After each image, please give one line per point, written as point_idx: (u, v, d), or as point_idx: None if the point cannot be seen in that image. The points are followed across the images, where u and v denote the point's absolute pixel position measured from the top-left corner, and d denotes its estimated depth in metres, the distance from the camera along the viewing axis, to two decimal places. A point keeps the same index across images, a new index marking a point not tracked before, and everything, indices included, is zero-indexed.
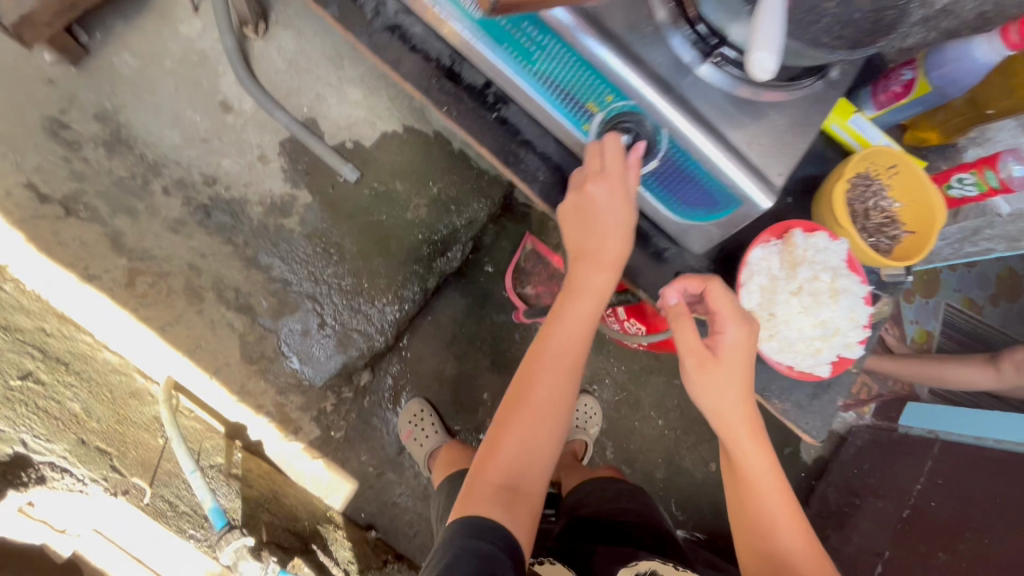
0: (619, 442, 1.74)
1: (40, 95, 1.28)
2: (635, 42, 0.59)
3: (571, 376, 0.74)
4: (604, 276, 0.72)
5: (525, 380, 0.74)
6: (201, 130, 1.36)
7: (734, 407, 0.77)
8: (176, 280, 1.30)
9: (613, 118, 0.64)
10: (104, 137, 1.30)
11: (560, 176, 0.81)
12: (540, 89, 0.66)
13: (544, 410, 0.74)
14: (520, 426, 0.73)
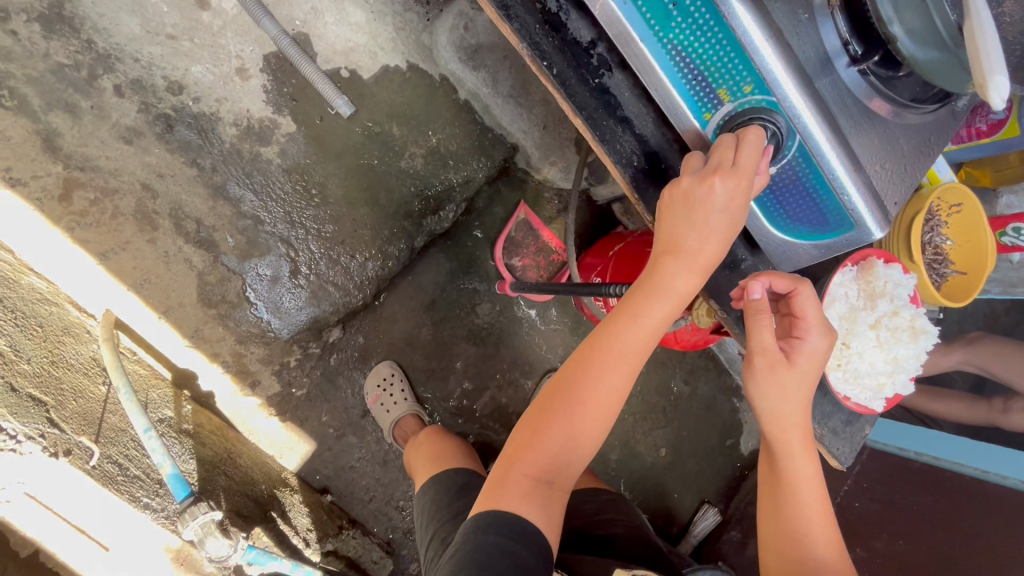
0: None
1: None
2: (790, 28, 0.59)
3: (631, 377, 0.70)
4: (691, 279, 0.66)
5: (578, 372, 0.69)
6: (168, 24, 1.14)
7: (793, 408, 0.73)
8: (124, 201, 1.12)
9: (744, 111, 0.63)
10: (41, 10, 1.05)
11: (654, 162, 0.75)
12: (670, 66, 0.63)
13: (597, 408, 0.69)
14: (566, 422, 0.69)
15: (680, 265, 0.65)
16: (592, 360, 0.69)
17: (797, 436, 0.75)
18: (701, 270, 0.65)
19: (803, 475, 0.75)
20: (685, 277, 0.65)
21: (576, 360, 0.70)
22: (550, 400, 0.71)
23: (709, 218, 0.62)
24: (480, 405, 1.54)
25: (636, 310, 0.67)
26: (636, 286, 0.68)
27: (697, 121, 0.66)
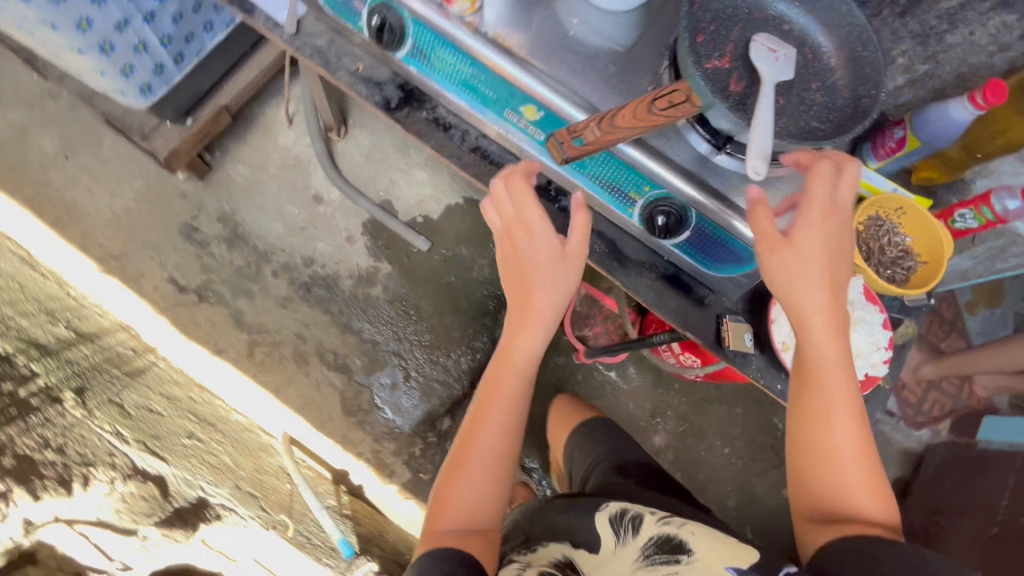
0: (686, 472, 1.77)
1: (176, 206, 1.59)
2: (661, 141, 0.70)
3: (519, 411, 0.83)
4: (534, 327, 0.78)
5: (483, 413, 0.82)
6: (300, 220, 1.64)
7: (809, 296, 0.67)
8: (286, 348, 1.55)
9: (652, 203, 0.71)
10: (226, 235, 1.60)
11: (616, 253, 0.79)
12: (592, 186, 0.75)
13: (484, 455, 0.81)
14: (468, 471, 0.81)
15: (519, 317, 0.77)
16: (492, 400, 0.82)
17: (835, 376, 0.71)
18: (534, 318, 0.77)
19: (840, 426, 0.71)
20: (523, 325, 0.79)
21: (481, 403, 0.84)
22: (456, 458, 0.83)
23: (541, 266, 0.74)
24: None
25: (496, 369, 0.82)
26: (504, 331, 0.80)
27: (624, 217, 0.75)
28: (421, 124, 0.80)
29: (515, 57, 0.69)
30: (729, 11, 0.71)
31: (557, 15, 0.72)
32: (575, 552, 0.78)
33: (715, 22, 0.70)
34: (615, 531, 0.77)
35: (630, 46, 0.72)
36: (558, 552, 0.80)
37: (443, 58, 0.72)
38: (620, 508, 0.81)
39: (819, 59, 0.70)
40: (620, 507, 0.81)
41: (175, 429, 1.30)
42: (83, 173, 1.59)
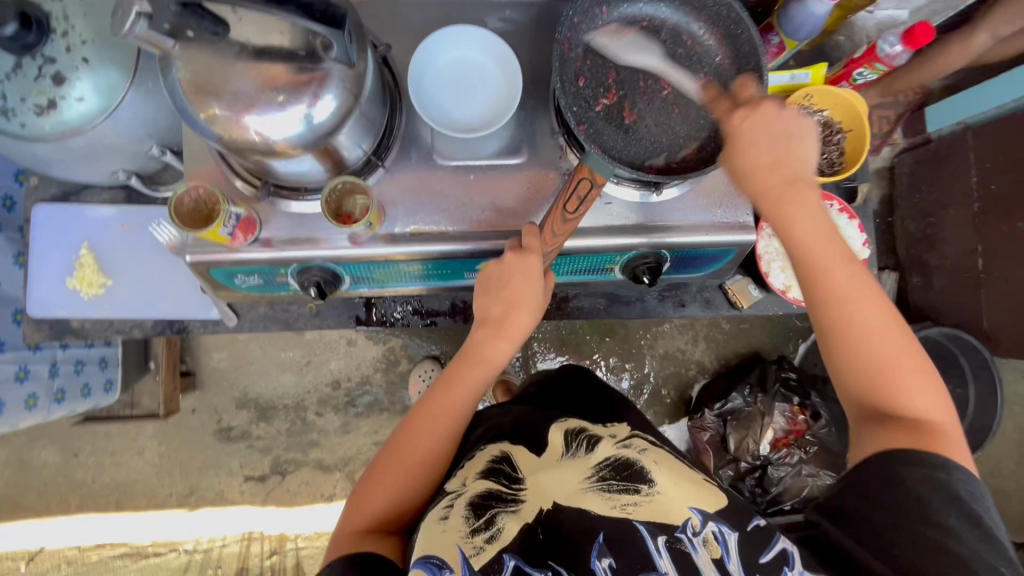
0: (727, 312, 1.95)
1: (199, 422, 1.63)
2: (599, 215, 0.74)
3: (458, 427, 0.79)
4: (509, 341, 0.78)
5: (421, 423, 0.78)
6: (300, 358, 1.66)
7: (804, 200, 0.63)
8: (376, 458, 1.66)
9: (628, 262, 0.77)
10: (256, 414, 1.64)
11: (613, 296, 0.87)
12: (572, 276, 0.81)
13: (420, 462, 0.77)
14: (393, 475, 0.76)
15: (491, 333, 0.77)
16: (438, 415, 0.78)
17: (852, 286, 0.64)
18: (511, 334, 0.77)
19: (882, 340, 0.64)
20: (493, 344, 0.78)
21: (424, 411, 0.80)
22: (383, 460, 0.78)
23: (520, 286, 0.71)
24: (648, 368, 1.92)
25: (457, 377, 0.79)
26: (472, 342, 0.79)
27: (609, 277, 0.82)
28: (400, 317, 0.85)
29: (442, 237, 0.71)
30: (600, 34, 0.71)
31: (450, 169, 0.72)
32: (512, 450, 0.82)
33: (588, 55, 0.71)
34: (570, 445, 0.81)
35: (526, 149, 0.73)
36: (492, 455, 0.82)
37: (386, 272, 0.75)
38: (578, 426, 0.85)
39: (699, 44, 0.71)
40: (578, 425, 0.85)
41: None
42: (102, 456, 1.61)
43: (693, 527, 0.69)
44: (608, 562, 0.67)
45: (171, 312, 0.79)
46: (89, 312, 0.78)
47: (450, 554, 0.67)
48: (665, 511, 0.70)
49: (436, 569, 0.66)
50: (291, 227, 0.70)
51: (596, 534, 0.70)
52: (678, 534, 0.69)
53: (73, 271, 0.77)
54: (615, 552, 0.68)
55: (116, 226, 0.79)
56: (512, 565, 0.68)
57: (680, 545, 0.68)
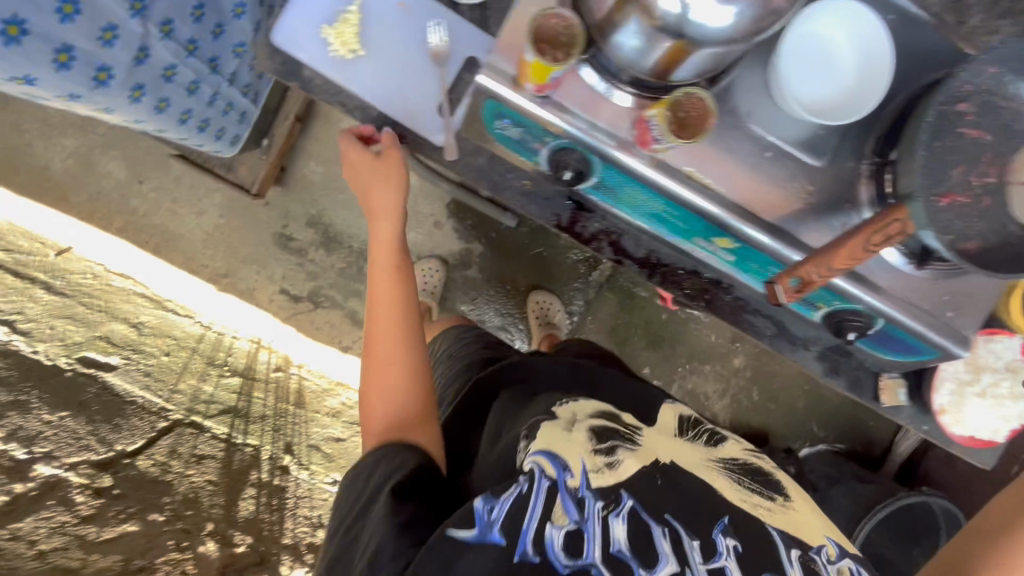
0: (763, 384, 1.96)
1: (265, 217, 1.60)
2: None
3: (407, 301, 0.88)
4: (382, 215, 0.89)
5: (382, 333, 0.84)
6: None
7: None
8: None
9: (836, 312, 0.76)
10: (320, 239, 1.62)
11: (785, 332, 0.85)
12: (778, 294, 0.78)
13: (390, 334, 0.85)
14: (374, 357, 0.84)
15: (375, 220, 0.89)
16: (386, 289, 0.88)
17: None
18: (381, 208, 0.88)
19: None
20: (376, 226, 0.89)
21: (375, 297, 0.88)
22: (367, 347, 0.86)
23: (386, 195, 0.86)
24: (671, 394, 1.94)
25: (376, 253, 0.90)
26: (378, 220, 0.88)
27: (805, 312, 0.80)
28: (594, 235, 0.81)
29: (709, 194, 0.68)
30: (978, 89, 0.64)
31: (754, 135, 0.68)
32: (620, 412, 0.79)
33: (956, 102, 0.64)
34: (686, 430, 0.78)
35: (828, 157, 0.69)
36: (597, 405, 0.79)
37: (631, 195, 0.71)
38: (692, 417, 0.84)
39: None
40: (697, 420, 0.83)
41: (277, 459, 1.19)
42: (163, 197, 1.57)
43: (829, 555, 0.63)
44: (733, 543, 0.61)
45: (401, 113, 0.74)
46: (327, 69, 0.73)
47: (575, 459, 0.65)
48: (797, 529, 0.65)
49: (560, 469, 0.64)
50: (583, 104, 0.65)
51: (721, 513, 0.64)
52: (812, 555, 0.62)
53: (332, 22, 0.72)
54: (740, 537, 0.62)
55: (393, 2, 0.73)
56: (630, 505, 0.63)
57: (813, 564, 0.61)
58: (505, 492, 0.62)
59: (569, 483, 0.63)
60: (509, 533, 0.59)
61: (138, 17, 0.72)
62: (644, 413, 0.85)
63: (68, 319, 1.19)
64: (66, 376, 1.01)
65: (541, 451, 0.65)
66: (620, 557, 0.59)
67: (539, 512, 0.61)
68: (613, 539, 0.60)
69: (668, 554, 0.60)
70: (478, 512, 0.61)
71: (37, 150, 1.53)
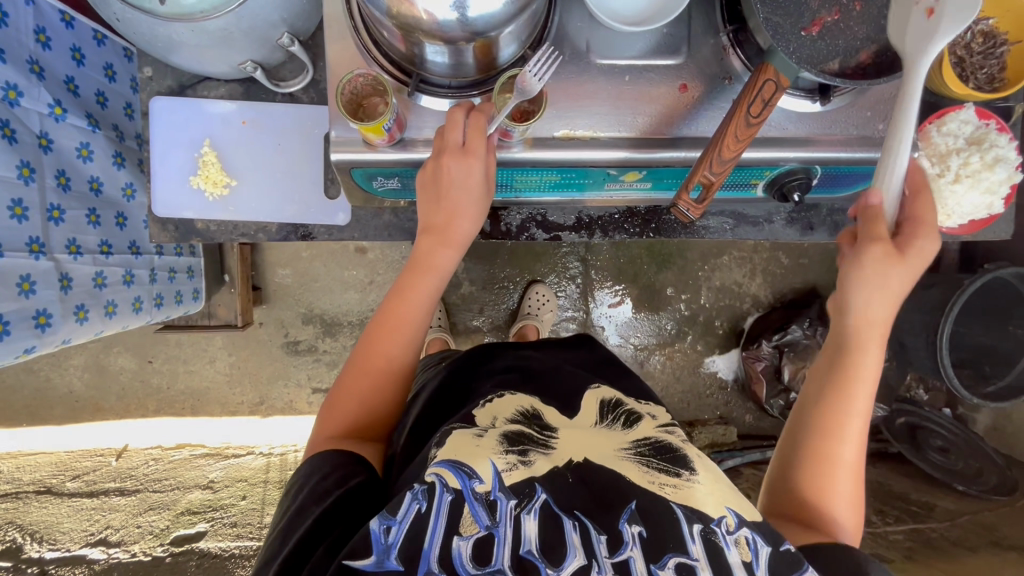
0: (787, 245, 1.91)
1: (266, 336, 1.66)
2: None
3: (417, 337, 0.78)
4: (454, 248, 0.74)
5: (371, 375, 0.76)
6: (363, 277, 1.66)
7: None
8: None
9: (773, 181, 0.74)
10: (321, 330, 1.67)
11: (744, 217, 0.83)
12: None
13: (377, 372, 0.76)
14: (357, 383, 0.77)
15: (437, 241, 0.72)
16: (399, 319, 0.76)
17: None
18: (455, 241, 0.73)
19: (847, 446, 0.70)
20: (439, 252, 0.73)
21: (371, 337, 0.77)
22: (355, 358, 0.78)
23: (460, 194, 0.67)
24: (704, 299, 1.91)
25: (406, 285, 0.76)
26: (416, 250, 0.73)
27: (748, 195, 0.79)
28: (521, 227, 0.81)
29: (592, 143, 0.66)
30: None
31: (605, 69, 0.66)
32: (543, 408, 0.85)
33: None
34: (606, 416, 0.84)
35: (685, 50, 0.67)
36: (521, 404, 0.84)
37: (525, 179, 0.72)
38: (614, 398, 0.89)
39: None
40: (616, 399, 0.90)
41: None
42: (175, 364, 1.66)
43: (728, 526, 0.67)
44: (638, 530, 0.67)
45: (293, 217, 0.77)
46: (214, 213, 0.77)
47: (483, 467, 0.69)
48: (696, 499, 0.70)
49: (465, 478, 0.68)
50: (435, 127, 0.66)
51: (628, 501, 0.70)
52: (713, 527, 0.67)
53: (196, 170, 0.75)
54: (645, 521, 0.68)
55: (236, 123, 0.76)
56: (543, 499, 0.70)
57: (714, 537, 0.66)
58: (404, 509, 0.65)
59: (476, 489, 0.67)
60: (409, 556, 0.62)
61: (41, 255, 0.77)
62: (566, 401, 0.88)
63: (150, 511, 1.28)
64: (167, 561, 1.12)
65: (445, 463, 0.68)
66: (528, 557, 0.64)
67: (442, 527, 0.64)
68: (522, 540, 0.65)
69: (576, 547, 0.65)
70: (376, 534, 0.63)
71: (56, 379, 1.64)
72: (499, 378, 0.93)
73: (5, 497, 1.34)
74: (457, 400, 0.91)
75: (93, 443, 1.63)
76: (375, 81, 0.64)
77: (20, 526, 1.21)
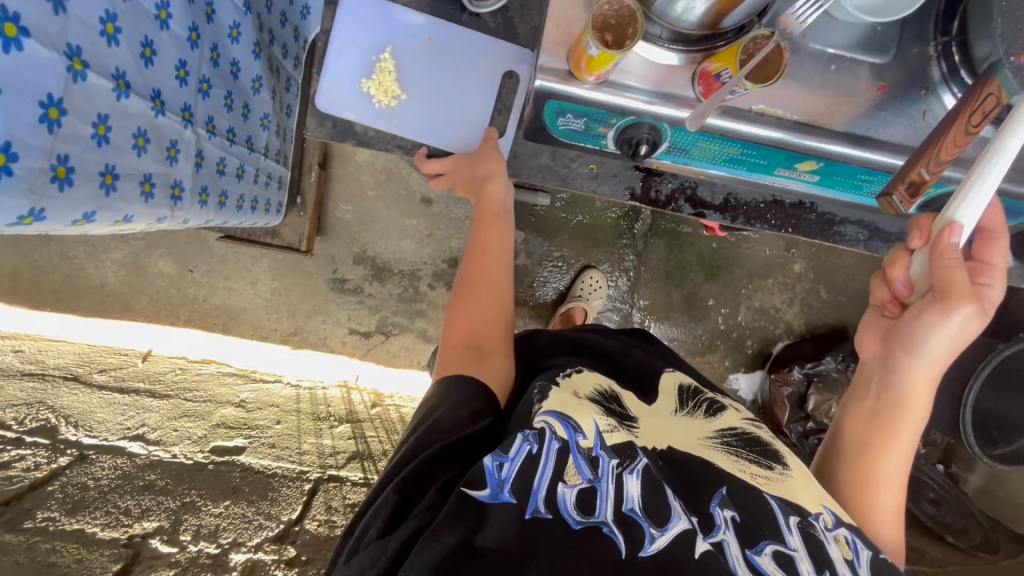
0: (830, 281, 1.94)
1: (315, 269, 1.63)
2: None
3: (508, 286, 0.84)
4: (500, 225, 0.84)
5: (483, 289, 0.83)
6: (423, 228, 1.64)
7: None
8: None
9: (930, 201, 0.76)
10: (371, 273, 1.65)
11: (880, 233, 0.84)
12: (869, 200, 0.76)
13: (491, 289, 0.83)
14: (472, 298, 0.83)
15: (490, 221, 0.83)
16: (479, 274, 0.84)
17: None
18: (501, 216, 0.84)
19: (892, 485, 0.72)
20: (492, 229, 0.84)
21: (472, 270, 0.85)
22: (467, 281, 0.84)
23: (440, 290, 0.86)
24: (740, 317, 1.94)
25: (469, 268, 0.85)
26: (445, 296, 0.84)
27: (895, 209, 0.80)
28: (670, 197, 0.82)
29: (788, 125, 0.67)
30: None
31: (815, 53, 0.67)
32: (621, 392, 0.83)
33: None
34: (686, 403, 0.84)
35: (892, 51, 0.68)
36: (598, 383, 0.83)
37: (706, 146, 0.71)
38: (692, 386, 0.89)
39: None
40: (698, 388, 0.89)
41: (351, 489, 1.21)
42: (215, 278, 1.62)
43: (826, 522, 0.66)
44: (731, 514, 0.66)
45: (450, 136, 0.83)
46: (374, 119, 0.82)
47: (586, 422, 0.69)
48: (794, 493, 0.69)
49: (571, 431, 0.67)
50: (641, 77, 0.65)
51: (718, 486, 0.69)
52: (810, 520, 0.66)
53: (370, 75, 0.81)
54: (738, 507, 0.67)
55: (422, 38, 0.82)
56: (644, 463, 0.68)
57: (812, 530, 0.65)
58: (515, 449, 0.64)
59: (581, 444, 0.66)
60: (520, 495, 0.60)
61: (189, 125, 0.74)
62: (644, 389, 0.87)
63: (183, 417, 1.26)
64: (210, 469, 1.11)
65: (552, 415, 0.68)
66: (632, 515, 0.61)
67: (551, 473, 0.63)
68: (625, 497, 0.63)
69: (679, 514, 0.63)
70: (489, 470, 0.62)
71: (90, 270, 1.58)
72: (570, 356, 0.92)
73: (31, 377, 1.29)
74: (532, 360, 0.90)
75: (118, 342, 1.58)
76: (621, 11, 0.63)
77: (53, 407, 1.17)
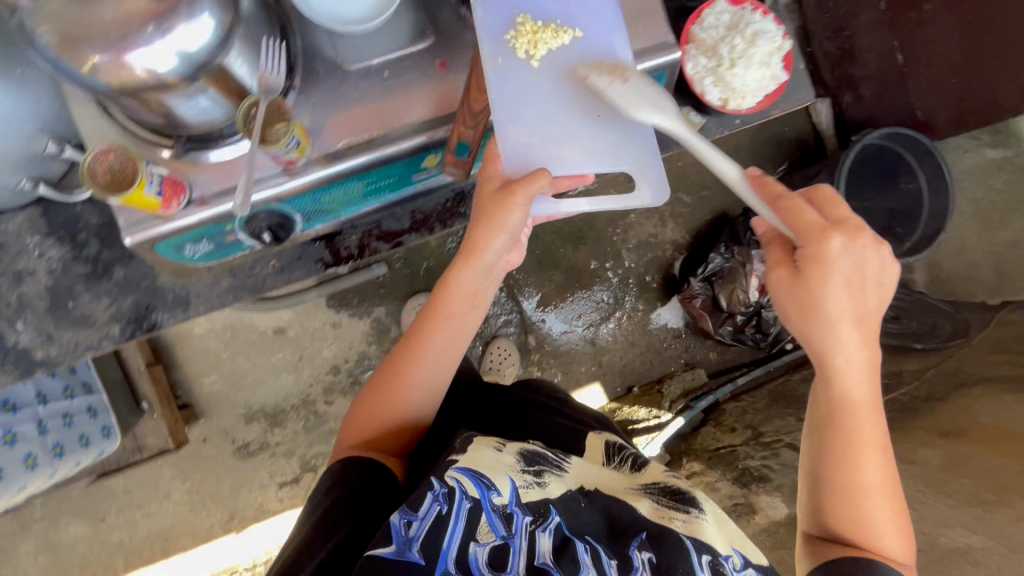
0: (683, 184, 1.96)
1: (216, 449, 1.61)
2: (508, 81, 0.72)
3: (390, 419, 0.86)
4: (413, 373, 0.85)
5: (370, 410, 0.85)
6: (291, 356, 1.64)
7: None
8: None
9: None
10: (267, 422, 1.62)
11: None
12: None
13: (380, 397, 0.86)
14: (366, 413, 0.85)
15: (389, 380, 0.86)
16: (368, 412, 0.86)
17: None
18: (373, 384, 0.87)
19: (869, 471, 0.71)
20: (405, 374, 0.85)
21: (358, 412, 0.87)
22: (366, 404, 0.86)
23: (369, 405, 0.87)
24: (628, 261, 1.93)
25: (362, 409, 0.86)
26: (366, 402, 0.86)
27: None
28: (362, 245, 0.92)
29: (379, 142, 0.69)
30: None
31: (363, 72, 0.69)
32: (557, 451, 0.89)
33: None
34: (612, 461, 0.92)
35: (432, 31, 0.70)
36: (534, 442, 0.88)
37: (333, 197, 0.75)
38: (615, 444, 0.98)
39: None
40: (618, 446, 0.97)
41: None
42: (130, 512, 1.59)
43: (734, 564, 0.73)
44: (648, 555, 0.71)
45: None
46: None
47: (500, 480, 0.72)
48: (701, 532, 0.75)
49: (485, 489, 0.70)
50: (217, 181, 0.67)
51: (639, 531, 0.74)
52: (720, 560, 0.72)
53: None
54: (654, 548, 0.72)
55: None
56: (556, 522, 0.72)
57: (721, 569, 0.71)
58: (423, 506, 0.66)
59: (495, 501, 0.70)
60: (429, 554, 0.63)
61: None
62: (569, 445, 0.95)
63: None
64: None
65: (463, 471, 0.71)
66: (545, 566, 0.65)
67: (461, 532, 0.66)
68: (538, 552, 0.67)
69: (590, 566, 0.67)
70: (396, 527, 0.65)
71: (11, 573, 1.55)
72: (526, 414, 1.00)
73: None
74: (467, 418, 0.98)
75: None
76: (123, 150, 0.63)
77: None
